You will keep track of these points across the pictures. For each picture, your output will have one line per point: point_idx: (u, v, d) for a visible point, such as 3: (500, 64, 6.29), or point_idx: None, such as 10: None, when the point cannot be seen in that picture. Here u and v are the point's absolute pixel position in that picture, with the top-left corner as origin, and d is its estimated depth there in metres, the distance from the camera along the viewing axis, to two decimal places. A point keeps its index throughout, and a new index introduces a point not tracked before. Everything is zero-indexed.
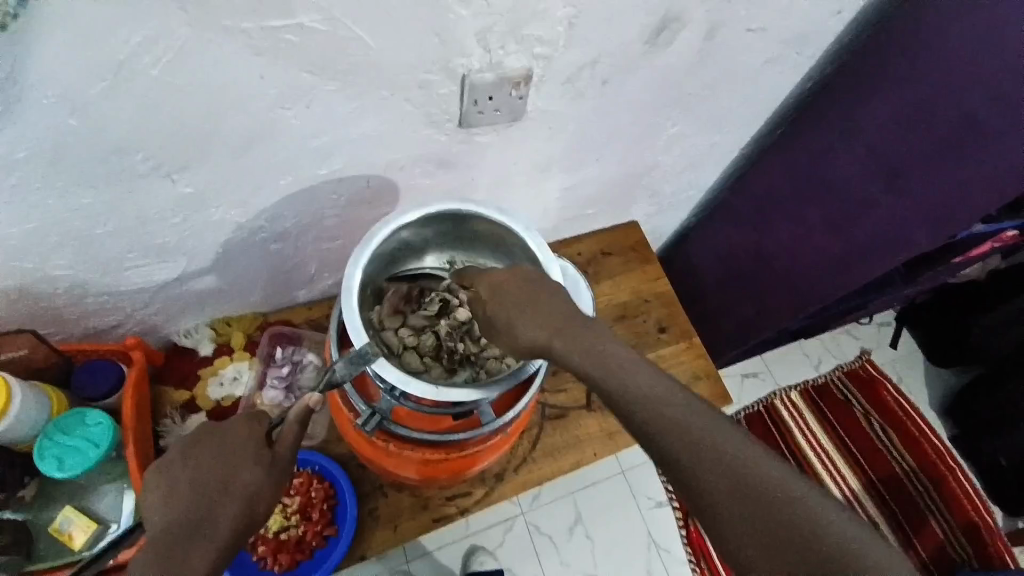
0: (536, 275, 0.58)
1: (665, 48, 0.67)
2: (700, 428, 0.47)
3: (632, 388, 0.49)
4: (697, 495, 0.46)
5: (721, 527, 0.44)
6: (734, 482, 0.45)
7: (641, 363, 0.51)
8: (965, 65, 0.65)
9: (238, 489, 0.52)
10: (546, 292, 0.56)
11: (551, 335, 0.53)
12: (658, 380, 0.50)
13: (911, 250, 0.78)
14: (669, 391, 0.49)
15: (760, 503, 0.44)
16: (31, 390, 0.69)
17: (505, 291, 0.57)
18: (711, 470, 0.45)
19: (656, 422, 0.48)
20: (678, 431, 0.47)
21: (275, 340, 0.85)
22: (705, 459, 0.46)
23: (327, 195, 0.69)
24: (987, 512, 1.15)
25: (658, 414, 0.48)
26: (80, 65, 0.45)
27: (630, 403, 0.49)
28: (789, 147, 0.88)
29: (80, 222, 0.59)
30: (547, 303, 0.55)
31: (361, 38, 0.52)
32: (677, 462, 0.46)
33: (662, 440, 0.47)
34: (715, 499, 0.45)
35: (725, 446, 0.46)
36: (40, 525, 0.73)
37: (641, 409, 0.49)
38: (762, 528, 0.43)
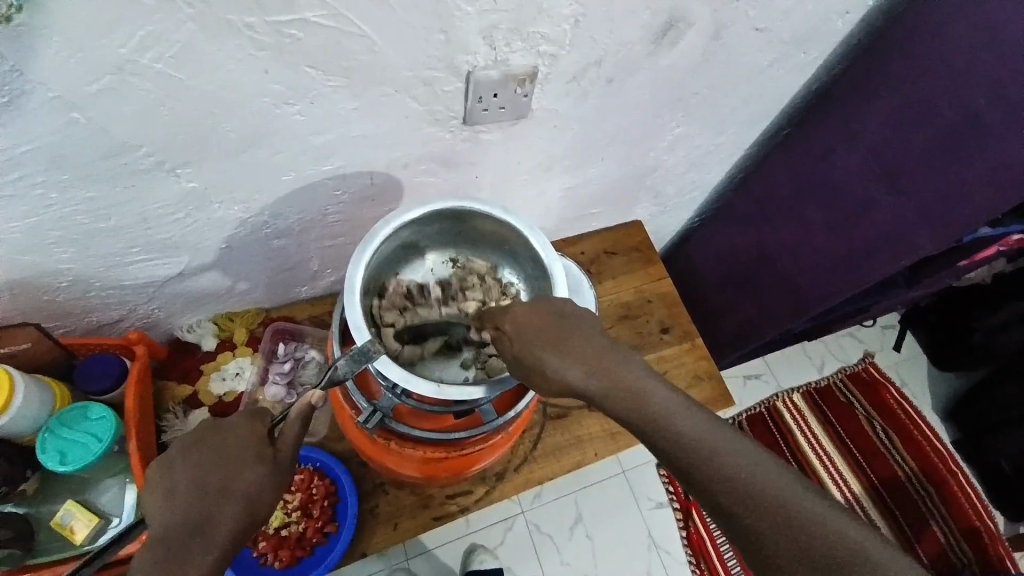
0: (555, 306, 0.57)
1: (671, 47, 0.66)
2: (739, 462, 0.48)
3: (669, 426, 0.50)
4: (741, 531, 0.47)
5: (766, 562, 0.46)
6: (772, 517, 0.46)
7: (671, 396, 0.52)
8: (970, 65, 0.65)
9: (236, 486, 0.52)
10: (573, 327, 0.55)
11: (587, 374, 0.53)
12: (693, 416, 0.51)
13: (913, 253, 0.78)
14: (706, 428, 0.50)
15: (799, 538, 0.45)
16: (33, 384, 0.69)
17: (529, 323, 0.55)
18: (748, 508, 0.47)
19: (697, 463, 0.49)
20: (718, 472, 0.48)
21: (278, 336, 0.86)
22: (744, 498, 0.47)
23: (330, 192, 0.69)
24: (990, 519, 1.14)
25: (700, 454, 0.49)
26: (83, 59, 0.45)
27: (671, 442, 0.50)
28: (794, 148, 0.88)
29: (82, 217, 0.60)
30: (571, 338, 0.54)
31: (365, 35, 0.51)
32: (721, 502, 0.48)
33: (700, 477, 0.49)
34: (761, 535, 0.46)
35: (762, 480, 0.48)
36: (42, 518, 0.74)
37: (677, 445, 0.50)
38: (805, 565, 0.45)
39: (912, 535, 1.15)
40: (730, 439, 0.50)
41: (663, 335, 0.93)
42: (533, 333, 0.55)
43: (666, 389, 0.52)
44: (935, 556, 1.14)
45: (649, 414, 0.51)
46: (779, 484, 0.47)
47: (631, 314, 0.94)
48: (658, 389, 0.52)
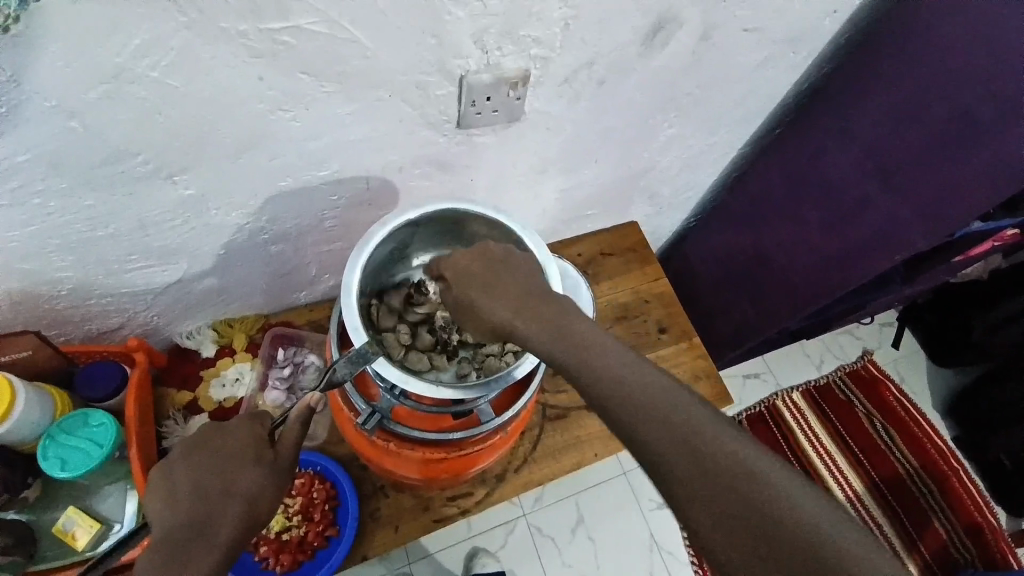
0: (499, 256, 0.57)
1: (661, 48, 0.67)
2: (657, 394, 0.44)
3: (589, 359, 0.47)
4: (650, 461, 0.43)
5: (683, 497, 0.41)
6: (690, 450, 0.41)
7: (599, 332, 0.49)
8: (962, 60, 0.66)
9: (236, 488, 0.52)
10: (511, 274, 0.55)
11: (515, 313, 0.52)
12: (617, 349, 0.48)
13: (907, 249, 0.78)
14: (631, 363, 0.47)
15: (717, 474, 0.40)
16: (35, 391, 0.70)
17: (471, 268, 0.56)
18: (664, 439, 0.42)
19: (613, 392, 0.45)
20: (635, 399, 0.44)
21: (277, 342, 0.86)
22: (662, 429, 0.43)
23: (327, 197, 0.70)
24: (990, 513, 1.15)
25: (620, 387, 0.45)
26: (80, 68, 0.46)
27: (589, 374, 0.46)
28: (788, 147, 0.89)
29: (81, 224, 0.60)
30: (506, 281, 0.55)
31: (358, 40, 0.52)
32: (635, 433, 0.44)
33: (620, 412, 0.44)
34: (673, 469, 0.42)
35: (682, 413, 0.43)
36: (43, 525, 0.74)
37: (594, 375, 0.46)
38: (720, 498, 0.40)
39: (915, 534, 1.15)
40: (650, 372, 0.46)
41: (660, 335, 0.93)
42: (472, 279, 0.55)
43: (592, 326, 0.50)
44: (938, 554, 1.14)
45: (573, 345, 0.48)
46: (701, 418, 0.43)
47: (628, 314, 0.94)
48: (584, 324, 0.50)
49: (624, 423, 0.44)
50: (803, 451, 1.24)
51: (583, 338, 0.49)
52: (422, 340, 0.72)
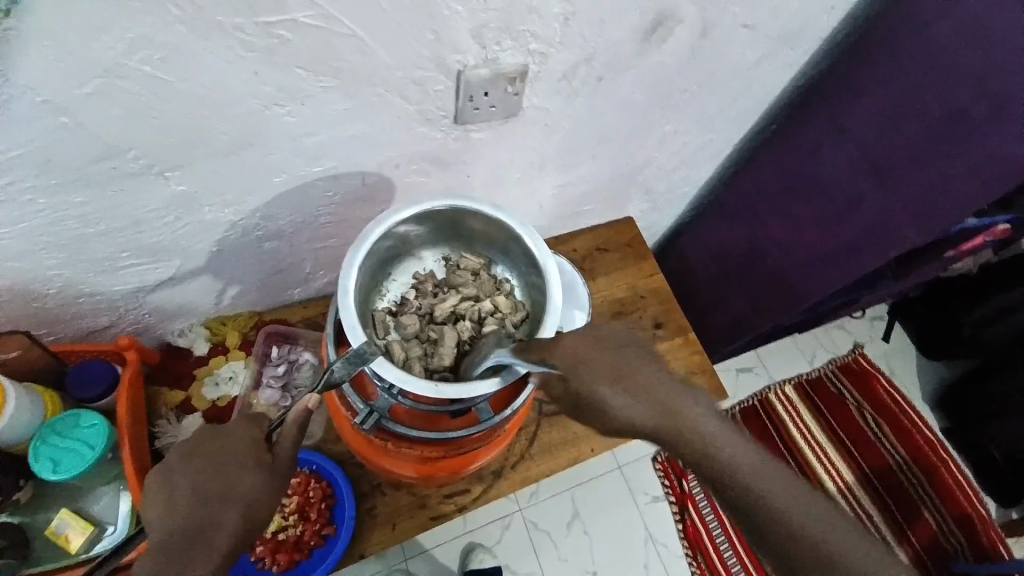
0: (614, 337, 0.56)
1: (660, 44, 0.67)
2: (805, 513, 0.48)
3: (741, 477, 0.49)
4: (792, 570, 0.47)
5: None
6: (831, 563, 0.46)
7: (735, 439, 0.51)
8: (947, 58, 0.66)
9: (236, 495, 0.52)
10: (636, 365, 0.54)
11: (650, 412, 0.52)
12: (756, 462, 0.50)
13: (902, 245, 0.79)
14: (775, 478, 0.49)
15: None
16: (26, 392, 0.69)
17: (592, 356, 0.54)
18: (809, 555, 0.46)
19: (762, 506, 0.48)
20: (780, 516, 0.47)
21: (271, 339, 0.85)
22: (805, 546, 0.46)
23: (322, 193, 0.69)
24: (980, 503, 1.18)
25: (769, 503, 0.48)
26: (68, 64, 0.45)
27: (738, 488, 0.49)
28: (781, 142, 0.89)
29: (71, 222, 0.59)
30: (633, 372, 0.53)
31: (354, 34, 0.51)
32: (783, 547, 0.47)
33: (766, 524, 0.48)
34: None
35: (822, 531, 0.47)
36: (37, 527, 0.73)
37: (742, 488, 0.49)
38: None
39: (904, 524, 1.17)
40: (791, 483, 0.50)
41: (657, 330, 0.93)
42: (597, 367, 0.53)
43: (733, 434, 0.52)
44: (929, 544, 1.16)
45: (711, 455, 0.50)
46: (836, 539, 0.47)
47: (625, 310, 0.94)
48: (722, 433, 0.51)
49: (772, 537, 0.48)
50: (796, 444, 1.24)
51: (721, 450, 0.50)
52: (407, 328, 0.70)
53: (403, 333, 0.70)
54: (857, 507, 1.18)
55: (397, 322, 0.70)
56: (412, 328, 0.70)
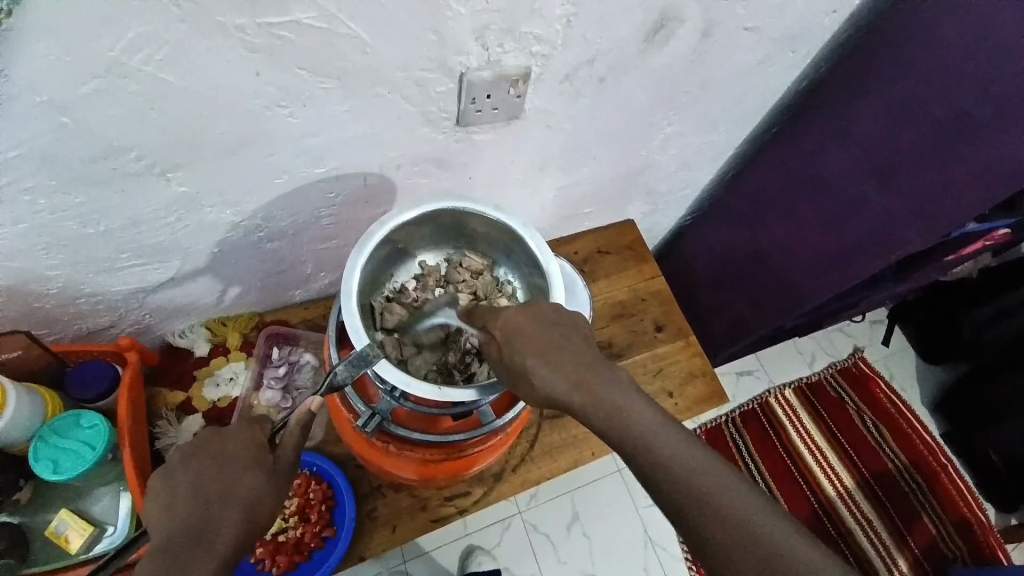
0: (549, 310, 0.56)
1: (663, 46, 0.67)
2: (713, 482, 0.49)
3: (661, 452, 0.50)
4: (698, 535, 0.49)
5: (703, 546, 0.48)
6: (736, 530, 0.47)
7: (646, 409, 0.52)
8: (954, 63, 0.66)
9: (239, 500, 0.51)
10: (560, 337, 0.54)
11: (574, 387, 0.52)
12: (675, 436, 0.51)
13: (903, 248, 0.79)
14: (675, 438, 0.51)
15: (753, 550, 0.47)
16: (27, 393, 0.69)
17: (521, 331, 0.54)
18: (717, 523, 0.48)
19: (650, 460, 0.50)
20: (662, 463, 0.49)
21: (271, 340, 0.85)
22: (681, 487, 0.49)
23: (323, 194, 0.69)
24: (979, 509, 1.19)
25: (686, 475, 0.49)
26: (71, 65, 0.45)
27: (658, 467, 0.50)
28: (782, 145, 0.89)
29: (72, 221, 0.59)
30: (562, 350, 0.53)
31: (357, 35, 0.51)
32: (682, 508, 0.49)
33: (678, 496, 0.49)
34: (694, 518, 0.48)
35: (722, 497, 0.48)
36: (36, 528, 0.73)
37: (658, 462, 0.49)
38: (731, 546, 0.47)
39: (905, 529, 1.17)
40: (680, 438, 0.51)
41: (657, 333, 0.93)
42: (526, 342, 0.53)
43: (653, 410, 0.52)
44: (927, 548, 1.16)
45: (633, 431, 0.50)
46: (724, 489, 0.49)
47: (626, 312, 0.94)
48: (642, 410, 0.52)
49: (683, 510, 0.49)
50: (796, 447, 1.24)
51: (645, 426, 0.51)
52: (392, 317, 0.70)
53: (386, 321, 0.70)
54: (856, 511, 1.18)
55: (383, 307, 0.71)
56: (397, 317, 0.70)
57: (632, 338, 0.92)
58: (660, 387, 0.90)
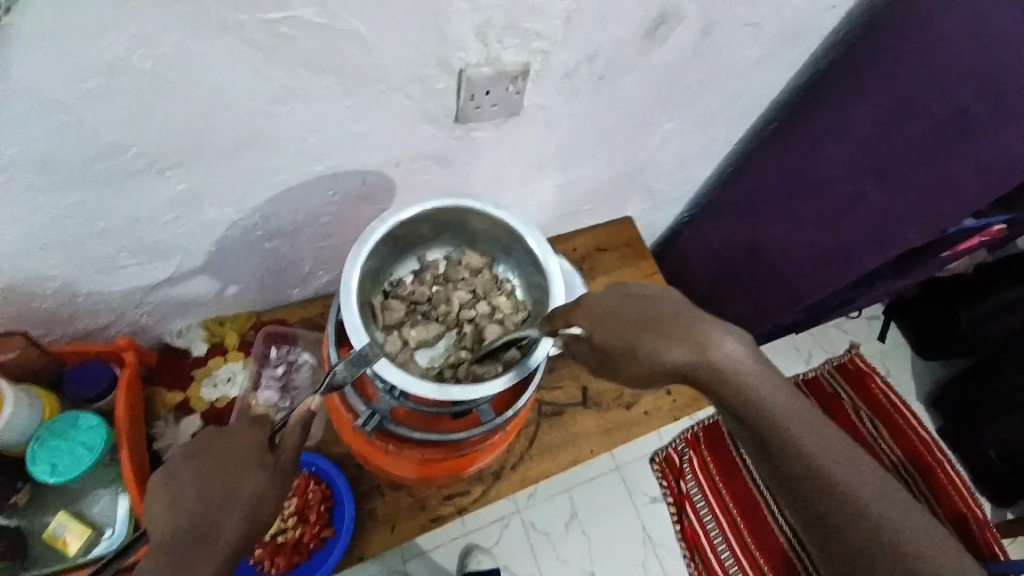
0: (637, 287, 0.55)
1: (663, 43, 0.67)
2: (838, 464, 0.51)
3: (791, 439, 0.51)
4: (815, 511, 0.51)
5: (826, 530, 0.51)
6: (856, 510, 0.50)
7: (773, 386, 0.52)
8: (951, 58, 0.66)
9: (240, 498, 0.51)
10: (662, 309, 0.53)
11: (694, 358, 0.51)
12: (800, 415, 0.52)
13: (902, 243, 0.80)
14: (807, 424, 0.52)
15: (867, 530, 0.49)
16: (24, 394, 0.68)
17: (626, 310, 0.53)
18: (836, 506, 0.50)
19: (783, 444, 0.51)
20: (793, 446, 0.51)
21: (269, 340, 0.84)
22: (814, 477, 0.51)
23: (322, 192, 0.68)
24: (976, 506, 1.16)
25: (815, 466, 0.51)
26: (70, 64, 0.44)
27: (784, 444, 0.51)
28: (782, 142, 0.89)
29: (69, 221, 0.58)
30: (673, 323, 0.52)
31: (358, 32, 0.51)
32: (809, 493, 0.51)
33: (807, 484, 0.51)
34: (821, 507, 0.51)
35: (854, 489, 0.50)
36: (34, 531, 0.72)
37: (789, 442, 0.51)
38: (859, 536, 0.49)
39: None
40: (816, 427, 0.52)
41: None
42: (631, 321, 0.52)
43: (783, 388, 0.52)
44: None
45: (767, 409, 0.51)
46: (856, 483, 0.51)
47: None
48: (771, 387, 0.52)
49: (813, 497, 0.51)
50: None
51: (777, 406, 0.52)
52: (393, 314, 0.71)
53: (388, 319, 0.71)
54: None
55: (383, 303, 0.71)
56: (396, 315, 0.71)
57: None
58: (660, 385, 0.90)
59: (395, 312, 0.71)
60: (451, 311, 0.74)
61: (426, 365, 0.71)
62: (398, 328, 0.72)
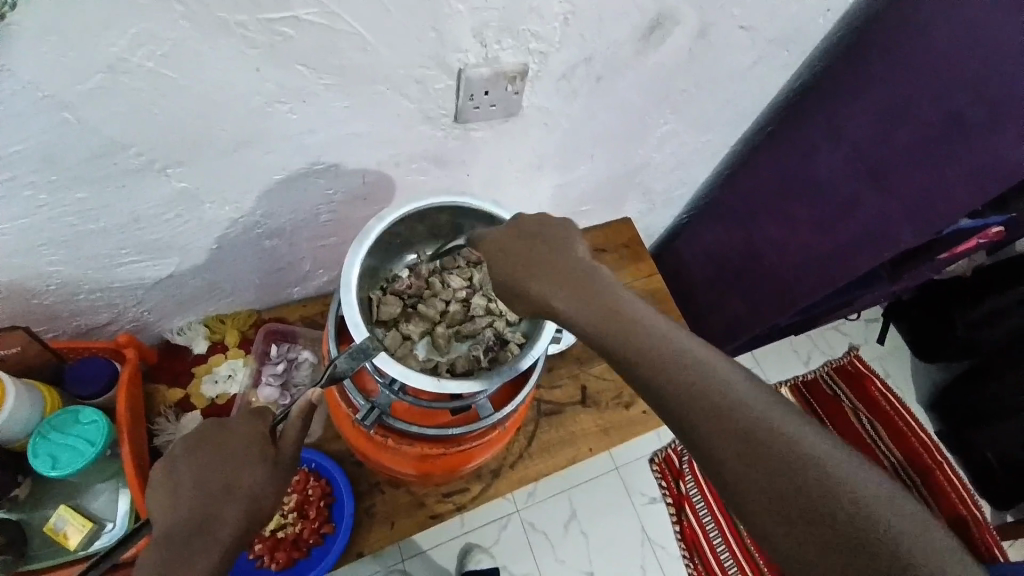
0: (535, 227, 0.58)
1: (659, 45, 0.67)
2: (758, 409, 0.43)
3: (683, 376, 0.45)
4: (717, 468, 0.42)
5: (736, 492, 0.41)
6: (799, 489, 0.39)
7: (664, 326, 0.48)
8: (947, 62, 0.67)
9: (242, 489, 0.52)
10: (549, 253, 0.55)
11: (574, 297, 0.51)
12: (699, 354, 0.46)
13: (899, 250, 0.79)
14: (714, 364, 0.45)
15: (793, 476, 0.39)
16: (26, 389, 0.69)
17: (506, 249, 0.57)
18: (748, 451, 0.41)
19: (676, 386, 0.44)
20: (688, 384, 0.44)
21: (270, 337, 0.86)
22: (719, 419, 0.42)
23: (321, 191, 0.69)
24: (978, 509, 1.13)
25: (718, 404, 0.43)
26: (73, 61, 0.45)
27: (676, 382, 0.45)
28: (779, 144, 0.89)
29: (72, 218, 0.59)
30: (554, 264, 0.54)
31: (357, 32, 0.52)
32: (711, 441, 0.42)
33: (711, 431, 0.42)
34: (728, 460, 0.41)
35: (773, 428, 0.41)
36: (34, 525, 0.73)
37: (680, 381, 0.44)
38: (773, 488, 0.40)
39: None
40: (717, 364, 0.45)
41: None
42: (509, 260, 0.56)
43: (680, 333, 0.48)
44: None
45: (686, 370, 0.45)
46: (780, 424, 0.42)
47: None
48: (665, 331, 0.48)
49: (711, 443, 0.42)
50: None
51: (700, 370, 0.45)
52: (388, 310, 0.71)
53: (383, 315, 0.71)
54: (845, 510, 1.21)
55: (381, 298, 0.71)
56: (392, 310, 0.71)
57: None
58: None
59: (390, 309, 0.71)
60: (444, 303, 0.74)
61: (424, 357, 0.71)
62: (395, 324, 0.72)
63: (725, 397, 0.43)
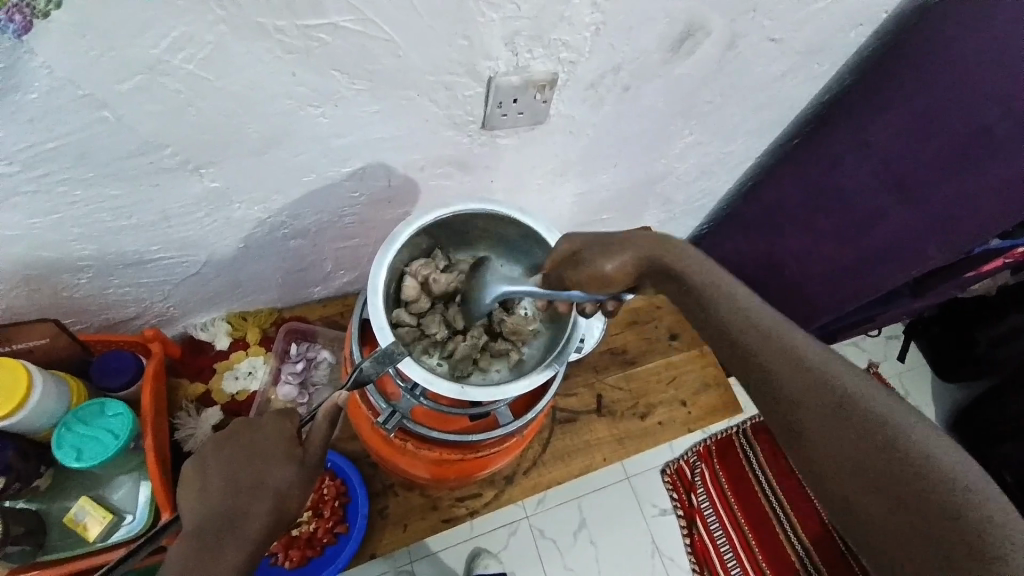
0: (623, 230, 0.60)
1: (687, 56, 0.67)
2: (846, 376, 0.46)
3: (779, 344, 0.49)
4: (795, 424, 0.46)
5: (808, 445, 0.45)
6: (871, 444, 0.42)
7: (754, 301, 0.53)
8: (977, 78, 0.66)
9: (268, 486, 0.53)
10: (633, 241, 0.59)
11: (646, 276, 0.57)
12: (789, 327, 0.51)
13: (925, 262, 0.81)
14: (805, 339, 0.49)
15: (861, 430, 0.43)
16: (52, 380, 0.70)
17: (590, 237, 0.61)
18: (821, 409, 0.45)
19: (764, 354, 0.49)
20: (779, 349, 0.49)
21: (290, 335, 0.87)
22: (807, 380, 0.46)
23: (347, 193, 0.70)
24: None
25: (799, 366, 0.47)
26: (116, 60, 0.46)
27: (766, 350, 0.49)
28: (801, 158, 0.88)
29: (105, 214, 0.60)
30: (634, 249, 0.58)
31: (391, 39, 0.52)
32: (795, 400, 0.46)
33: (791, 391, 0.47)
34: (804, 417, 0.46)
35: (849, 390, 0.45)
36: (54, 516, 0.74)
37: (768, 349, 0.49)
38: (844, 443, 0.43)
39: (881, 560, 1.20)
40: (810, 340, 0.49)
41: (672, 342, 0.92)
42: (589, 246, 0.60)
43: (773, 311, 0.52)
44: None
45: (819, 382, 0.46)
46: (858, 386, 0.45)
47: (639, 319, 0.93)
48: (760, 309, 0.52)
49: (790, 399, 0.47)
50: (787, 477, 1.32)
51: (828, 378, 0.46)
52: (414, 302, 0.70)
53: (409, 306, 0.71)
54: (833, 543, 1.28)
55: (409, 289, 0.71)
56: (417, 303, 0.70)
57: (644, 346, 0.92)
58: (673, 396, 0.89)
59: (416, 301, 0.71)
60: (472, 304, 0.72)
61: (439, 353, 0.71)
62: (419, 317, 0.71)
63: (831, 385, 0.46)
